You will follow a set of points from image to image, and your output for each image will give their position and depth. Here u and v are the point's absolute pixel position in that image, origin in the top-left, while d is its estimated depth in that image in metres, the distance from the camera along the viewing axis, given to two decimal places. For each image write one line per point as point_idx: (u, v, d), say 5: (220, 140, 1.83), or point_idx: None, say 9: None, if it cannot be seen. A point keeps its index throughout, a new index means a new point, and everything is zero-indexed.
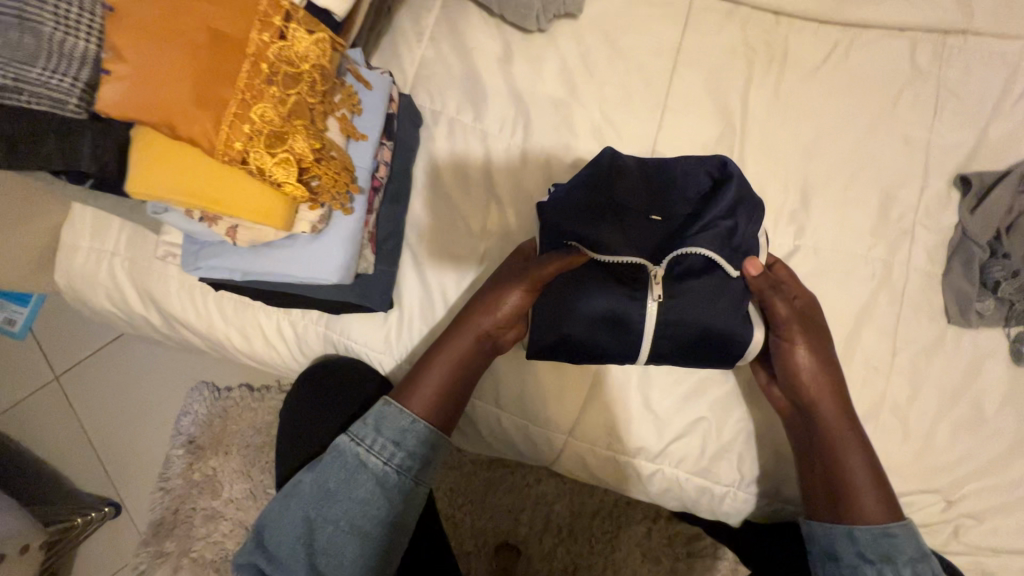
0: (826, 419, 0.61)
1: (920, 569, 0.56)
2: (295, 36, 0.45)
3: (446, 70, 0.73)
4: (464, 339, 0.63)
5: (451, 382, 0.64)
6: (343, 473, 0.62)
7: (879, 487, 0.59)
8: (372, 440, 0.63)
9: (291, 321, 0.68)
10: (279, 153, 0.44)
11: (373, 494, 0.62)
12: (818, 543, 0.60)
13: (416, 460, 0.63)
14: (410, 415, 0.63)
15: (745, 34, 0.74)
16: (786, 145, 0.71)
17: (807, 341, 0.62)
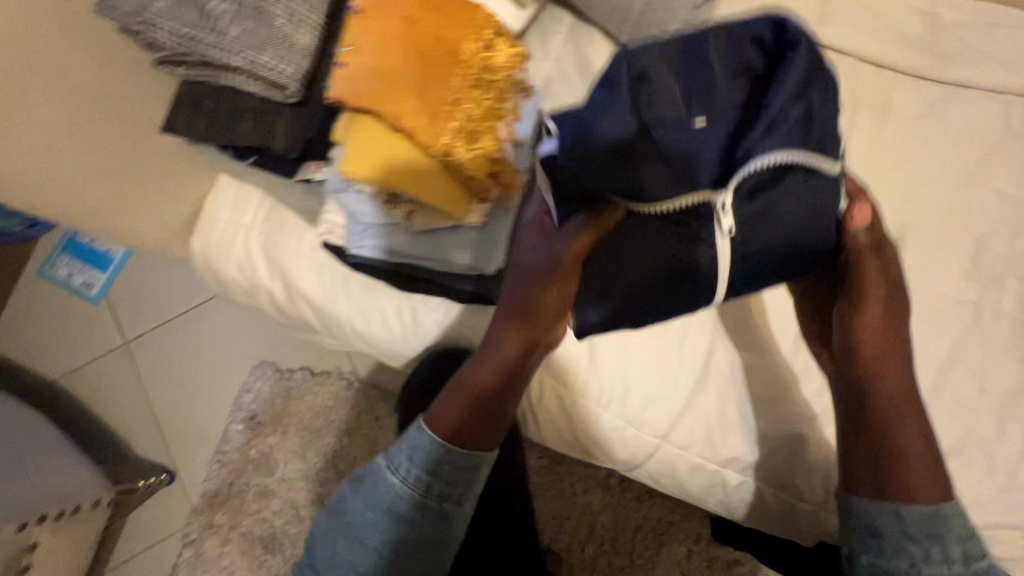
0: (884, 394, 0.59)
1: (969, 546, 0.57)
2: (497, 47, 0.50)
3: (571, 89, 0.79)
4: (503, 354, 0.60)
5: (489, 399, 0.61)
6: (381, 501, 0.62)
7: (933, 467, 0.58)
8: (408, 467, 0.61)
9: (412, 307, 0.72)
10: (475, 152, 0.50)
11: (415, 518, 0.61)
12: (857, 519, 0.59)
13: (456, 485, 0.61)
14: (443, 441, 0.61)
15: (850, 83, 0.79)
16: (884, 187, 0.76)
17: (876, 308, 0.58)
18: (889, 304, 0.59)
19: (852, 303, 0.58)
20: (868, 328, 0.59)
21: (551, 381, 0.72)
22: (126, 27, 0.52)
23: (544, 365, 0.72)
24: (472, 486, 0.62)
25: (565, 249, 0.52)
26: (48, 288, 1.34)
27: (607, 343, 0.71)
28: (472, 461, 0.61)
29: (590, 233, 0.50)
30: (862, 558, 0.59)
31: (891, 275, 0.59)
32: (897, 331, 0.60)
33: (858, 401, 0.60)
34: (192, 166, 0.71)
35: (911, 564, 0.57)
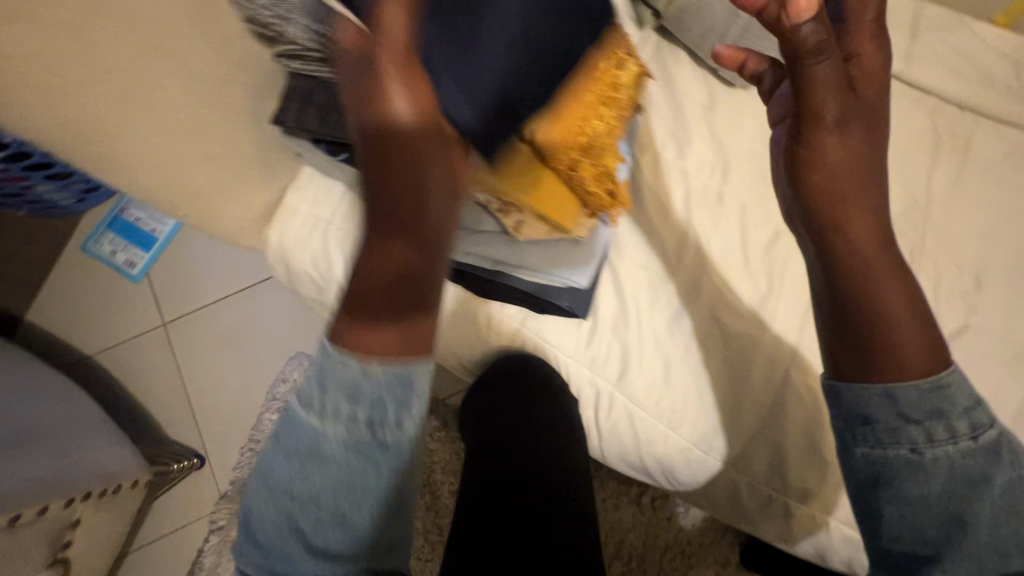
0: (861, 253, 0.45)
1: (975, 414, 0.45)
2: (626, 67, 0.51)
3: (655, 107, 0.79)
4: (391, 247, 0.41)
5: (393, 297, 0.41)
6: (303, 449, 0.41)
7: (929, 337, 0.45)
8: (317, 398, 0.40)
9: (488, 313, 0.73)
10: (602, 172, 0.52)
11: (347, 466, 0.41)
12: (847, 407, 0.46)
13: (383, 408, 0.40)
14: (359, 361, 0.40)
15: (933, 122, 0.80)
16: (964, 228, 0.76)
17: (833, 134, 0.45)
18: (846, 112, 0.44)
19: (803, 122, 0.45)
20: (828, 164, 0.45)
21: (622, 398, 0.71)
22: (256, 18, 0.51)
23: (616, 381, 0.71)
24: (414, 410, 0.42)
25: (412, 91, 0.39)
26: (88, 263, 1.33)
27: (681, 364, 0.71)
28: (401, 377, 0.40)
29: (403, 25, 0.37)
30: (857, 452, 0.47)
31: (867, 62, 0.45)
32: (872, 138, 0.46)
33: (845, 270, 0.45)
34: (279, 157, 0.71)
35: (911, 449, 0.45)
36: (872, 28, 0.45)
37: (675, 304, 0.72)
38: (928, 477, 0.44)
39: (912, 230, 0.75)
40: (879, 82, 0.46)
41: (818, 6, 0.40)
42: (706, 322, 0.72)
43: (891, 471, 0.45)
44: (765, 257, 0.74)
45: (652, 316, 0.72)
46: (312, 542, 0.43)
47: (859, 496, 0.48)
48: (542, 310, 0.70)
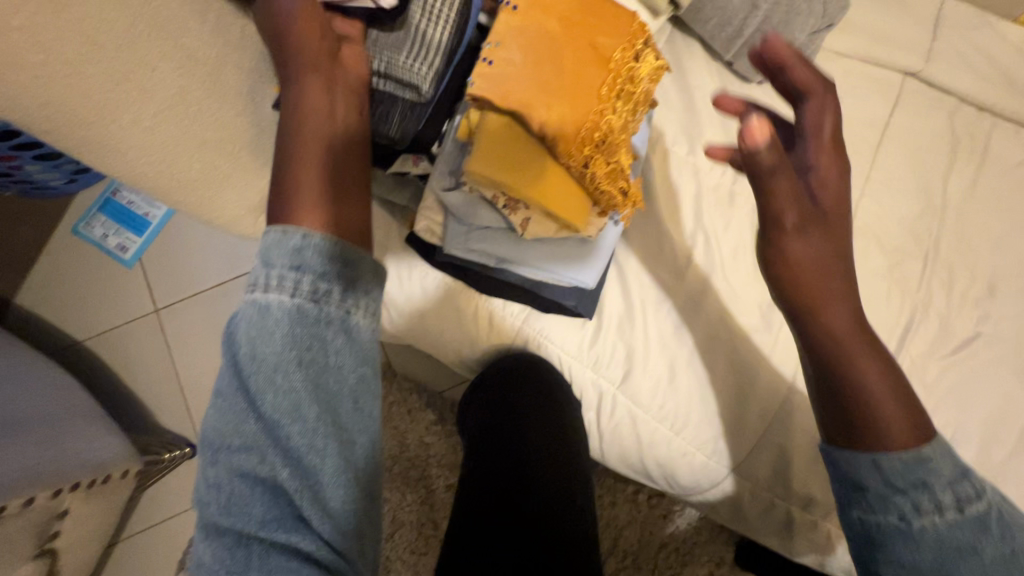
0: (828, 325, 0.46)
1: (962, 489, 0.44)
2: (644, 59, 0.48)
3: (667, 100, 0.77)
4: (309, 131, 0.43)
5: (322, 168, 0.42)
6: (258, 344, 0.38)
7: (912, 421, 0.45)
8: (260, 270, 0.38)
9: (490, 311, 0.70)
10: (614, 165, 0.48)
11: (295, 343, 0.38)
12: (839, 471, 0.47)
13: (334, 280, 0.39)
14: (301, 227, 0.39)
15: (951, 123, 0.78)
16: (979, 233, 0.74)
17: (806, 230, 0.45)
18: (805, 218, 0.45)
19: (767, 234, 0.45)
20: (796, 264, 0.45)
21: (625, 400, 0.70)
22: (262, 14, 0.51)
23: (620, 382, 0.69)
24: (365, 289, 0.41)
25: (324, 91, 0.45)
26: (79, 246, 1.30)
27: (687, 367, 0.69)
28: (342, 253, 0.40)
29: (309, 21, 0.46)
30: (852, 516, 0.47)
31: (827, 177, 0.45)
32: (837, 234, 0.45)
33: (818, 341, 0.46)
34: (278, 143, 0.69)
35: (900, 518, 0.44)
36: (830, 143, 0.45)
37: (683, 305, 0.70)
38: (919, 547, 0.44)
39: (927, 234, 0.73)
40: (841, 191, 0.45)
41: (772, 138, 0.43)
42: (714, 324, 0.70)
43: (882, 538, 0.45)
44: None
45: (659, 316, 0.70)
46: (272, 433, 0.38)
47: (854, 558, 0.47)
48: (546, 309, 0.68)
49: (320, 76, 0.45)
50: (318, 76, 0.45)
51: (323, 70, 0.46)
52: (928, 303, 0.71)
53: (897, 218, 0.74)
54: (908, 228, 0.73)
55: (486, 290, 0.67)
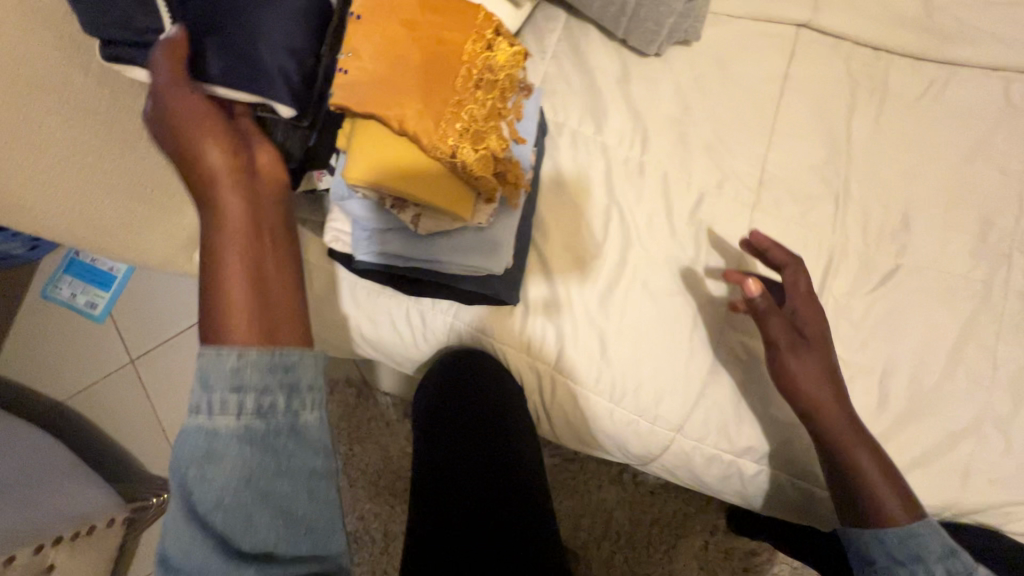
0: (829, 422, 0.62)
1: (953, 566, 0.57)
2: (499, 48, 0.50)
3: (569, 86, 0.79)
4: (233, 241, 0.46)
5: (256, 285, 0.45)
6: (206, 466, 0.39)
7: (892, 483, 0.61)
8: (196, 399, 0.40)
9: (420, 310, 0.72)
10: (481, 150, 0.50)
11: (244, 460, 0.40)
12: (853, 549, 0.61)
13: (279, 391, 0.42)
14: (235, 347, 0.41)
15: (848, 66, 0.79)
16: (889, 168, 0.75)
17: (802, 355, 0.63)
18: (796, 344, 0.63)
19: (770, 351, 0.64)
20: (799, 383, 0.62)
21: (562, 378, 0.71)
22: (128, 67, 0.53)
23: (555, 362, 0.71)
24: (306, 391, 0.43)
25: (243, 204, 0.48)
26: (48, 308, 1.32)
27: (616, 338, 0.70)
28: (282, 361, 0.42)
29: (217, 139, 0.48)
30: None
31: (806, 316, 0.64)
32: (824, 352, 0.64)
33: (827, 441, 0.62)
34: None
35: None
36: (810, 297, 0.65)
37: (606, 278, 0.72)
38: None
39: (835, 177, 0.75)
40: (821, 325, 0.63)
41: (763, 288, 0.63)
42: (638, 293, 0.71)
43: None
44: (693, 220, 0.73)
45: (584, 293, 0.71)
46: (227, 548, 0.40)
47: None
48: (470, 300, 0.69)
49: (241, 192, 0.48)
50: (236, 188, 0.48)
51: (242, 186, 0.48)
52: (845, 242, 0.73)
53: (805, 166, 0.75)
54: (815, 174, 0.75)
55: (409, 291, 0.69)
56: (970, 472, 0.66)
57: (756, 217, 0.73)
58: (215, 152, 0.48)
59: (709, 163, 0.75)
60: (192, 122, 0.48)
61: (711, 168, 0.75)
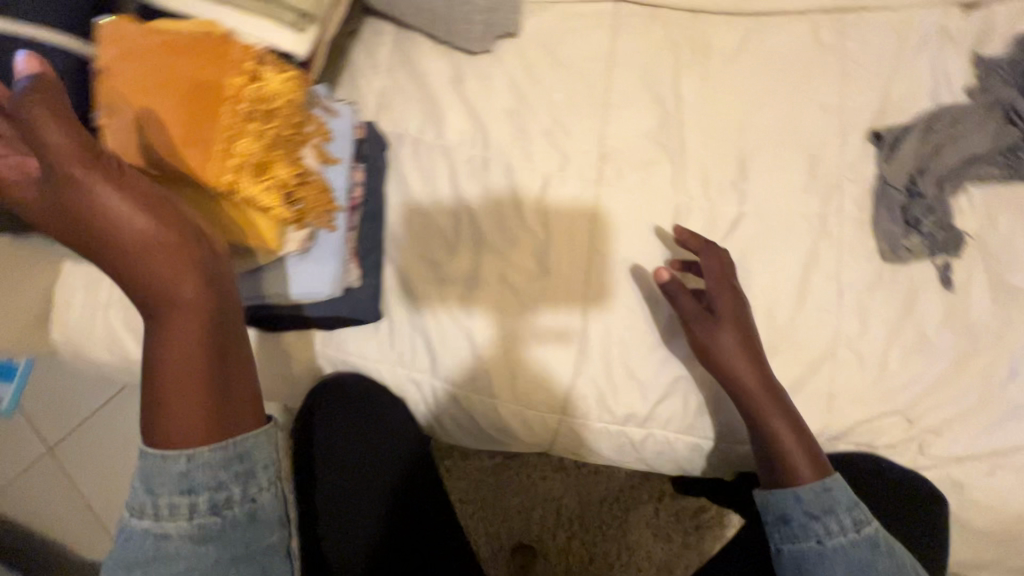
0: (745, 386, 0.66)
1: (857, 514, 0.63)
2: (266, 76, 0.51)
3: (406, 96, 0.80)
4: (190, 336, 0.47)
5: (216, 381, 0.48)
6: (158, 567, 0.45)
7: (806, 444, 0.66)
8: (155, 502, 0.46)
9: (288, 345, 0.72)
10: (265, 182, 0.50)
11: (197, 556, 0.46)
12: (773, 509, 0.67)
13: (234, 483, 0.47)
14: (185, 450, 0.46)
15: (668, 31, 0.82)
16: (719, 122, 0.78)
17: (727, 327, 0.67)
18: (710, 320, 0.67)
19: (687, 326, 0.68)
20: (711, 353, 0.67)
21: (441, 384, 0.72)
22: None
23: (431, 370, 0.72)
24: (257, 477, 0.49)
25: (199, 291, 0.47)
26: None
27: (484, 334, 0.71)
28: (237, 450, 0.48)
29: (156, 222, 0.45)
30: (784, 548, 0.66)
31: (723, 297, 0.68)
32: (739, 320, 0.67)
33: (741, 404, 0.67)
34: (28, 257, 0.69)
35: (817, 540, 0.64)
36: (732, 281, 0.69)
37: (464, 279, 0.72)
38: (832, 564, 0.62)
39: (668, 140, 0.78)
40: (732, 302, 0.67)
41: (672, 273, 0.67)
42: (499, 286, 0.72)
43: (804, 559, 0.64)
44: (540, 205, 0.75)
45: (446, 297, 0.72)
46: None
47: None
48: (330, 326, 0.69)
49: (196, 280, 0.47)
50: (189, 279, 0.47)
51: (198, 273, 0.47)
52: (688, 200, 0.75)
53: (639, 134, 0.78)
54: (650, 140, 0.78)
55: (266, 326, 0.68)
56: (833, 397, 0.69)
57: (601, 193, 0.75)
58: (162, 237, 0.45)
59: (549, 147, 0.77)
60: (127, 207, 0.44)
61: (551, 152, 0.77)
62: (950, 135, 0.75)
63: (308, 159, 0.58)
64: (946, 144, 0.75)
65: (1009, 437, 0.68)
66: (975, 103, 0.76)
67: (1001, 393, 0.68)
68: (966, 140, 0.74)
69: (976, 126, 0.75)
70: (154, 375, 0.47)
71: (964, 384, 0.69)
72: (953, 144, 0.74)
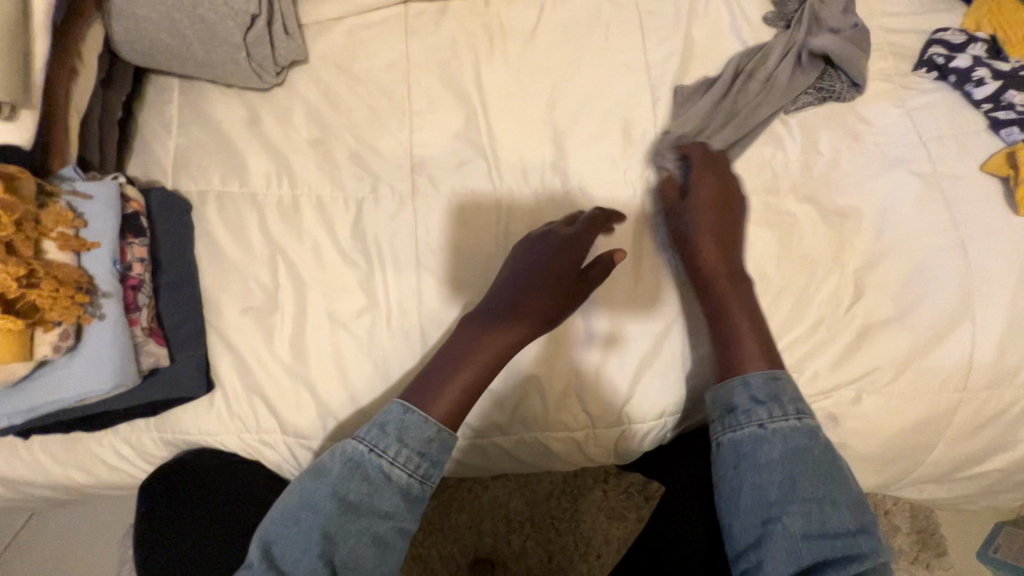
0: (706, 260, 0.66)
1: (802, 405, 0.60)
2: None
3: (199, 149, 0.74)
4: (496, 349, 0.64)
5: (473, 388, 0.63)
6: (365, 489, 0.57)
7: (759, 338, 0.64)
8: (394, 447, 0.58)
9: (123, 439, 0.68)
10: None
11: (396, 504, 0.57)
12: (719, 400, 0.62)
13: (440, 465, 0.60)
14: (434, 421, 0.60)
15: (462, 23, 0.78)
16: (530, 105, 0.75)
17: (697, 208, 0.67)
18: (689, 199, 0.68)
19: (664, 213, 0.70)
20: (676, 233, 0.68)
21: (294, 440, 0.69)
22: None
23: (280, 428, 0.68)
24: None
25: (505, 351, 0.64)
26: None
27: (324, 380, 0.68)
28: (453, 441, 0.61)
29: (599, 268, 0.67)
30: (724, 439, 0.61)
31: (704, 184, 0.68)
32: (729, 208, 0.68)
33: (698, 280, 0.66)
34: None
35: (759, 424, 0.60)
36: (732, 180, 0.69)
37: (292, 328, 0.69)
38: (771, 447, 0.59)
39: (480, 136, 0.74)
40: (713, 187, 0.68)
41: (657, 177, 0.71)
42: (330, 328, 0.69)
43: (744, 447, 0.59)
44: (358, 233, 0.71)
45: (276, 351, 0.68)
46: (326, 558, 0.55)
47: (719, 473, 0.61)
48: (164, 407, 0.66)
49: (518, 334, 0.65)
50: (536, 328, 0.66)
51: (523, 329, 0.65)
52: (510, 194, 0.72)
53: (449, 136, 0.75)
54: (461, 141, 0.74)
55: (96, 425, 0.65)
56: (687, 359, 0.68)
57: (418, 205, 0.72)
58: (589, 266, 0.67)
59: (358, 170, 0.74)
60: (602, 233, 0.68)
61: (362, 175, 0.73)
62: (761, 75, 0.73)
63: (52, 253, 0.54)
64: (751, 84, 0.73)
65: (866, 358, 0.66)
66: (780, 36, 0.74)
67: (848, 315, 0.67)
68: (776, 77, 0.73)
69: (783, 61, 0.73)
70: (475, 348, 0.63)
71: (811, 316, 0.67)
72: (765, 84, 0.73)
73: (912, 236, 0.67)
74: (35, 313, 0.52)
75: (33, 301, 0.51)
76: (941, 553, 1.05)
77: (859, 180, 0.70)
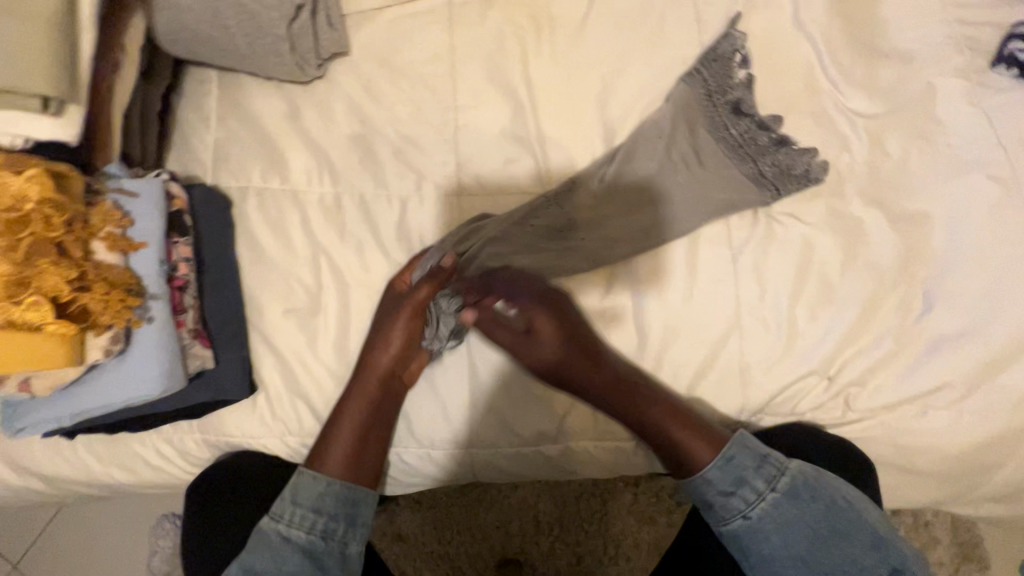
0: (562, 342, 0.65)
1: (765, 470, 0.60)
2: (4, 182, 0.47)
3: (239, 144, 0.72)
4: (369, 396, 0.64)
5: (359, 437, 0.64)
6: (267, 556, 0.59)
7: (671, 409, 0.62)
8: (292, 509, 0.61)
9: (166, 440, 0.68)
10: (24, 300, 0.46)
11: (299, 566, 0.59)
12: (695, 495, 0.62)
13: (342, 520, 0.62)
14: (326, 477, 0.62)
15: (508, 14, 0.75)
16: (579, 101, 0.72)
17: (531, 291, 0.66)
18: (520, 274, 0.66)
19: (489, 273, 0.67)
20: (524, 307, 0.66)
21: None
22: None
23: None
24: (360, 525, 0.63)
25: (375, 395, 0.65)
26: None
27: None
28: (353, 496, 0.63)
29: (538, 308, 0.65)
30: (722, 531, 0.62)
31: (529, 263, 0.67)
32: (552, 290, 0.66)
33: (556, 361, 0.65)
34: None
35: (743, 515, 0.60)
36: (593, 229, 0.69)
37: (336, 331, 0.67)
38: (766, 532, 0.60)
39: (528, 133, 0.71)
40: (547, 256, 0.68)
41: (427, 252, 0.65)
42: None
43: (741, 539, 0.61)
44: (403, 233, 0.69)
45: (320, 354, 0.67)
46: None
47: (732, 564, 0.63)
48: (208, 409, 0.66)
49: (395, 368, 0.65)
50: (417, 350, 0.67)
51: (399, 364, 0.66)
52: None
53: (495, 134, 0.72)
54: (507, 139, 0.72)
55: (138, 427, 0.64)
56: (744, 369, 0.65)
57: (464, 206, 0.70)
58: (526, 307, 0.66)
59: (402, 168, 0.71)
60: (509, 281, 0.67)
61: (406, 173, 0.71)
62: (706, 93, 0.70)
63: (101, 254, 0.53)
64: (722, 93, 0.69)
65: (933, 373, 0.63)
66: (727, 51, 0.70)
67: (916, 328, 0.64)
68: (691, 165, 0.68)
69: (699, 147, 0.69)
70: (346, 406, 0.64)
71: (877, 329, 0.64)
72: (674, 176, 0.68)
73: (986, 245, 0.64)
74: (86, 317, 0.50)
75: (83, 305, 0.50)
76: (983, 567, 1.02)
77: (933, 185, 0.66)
